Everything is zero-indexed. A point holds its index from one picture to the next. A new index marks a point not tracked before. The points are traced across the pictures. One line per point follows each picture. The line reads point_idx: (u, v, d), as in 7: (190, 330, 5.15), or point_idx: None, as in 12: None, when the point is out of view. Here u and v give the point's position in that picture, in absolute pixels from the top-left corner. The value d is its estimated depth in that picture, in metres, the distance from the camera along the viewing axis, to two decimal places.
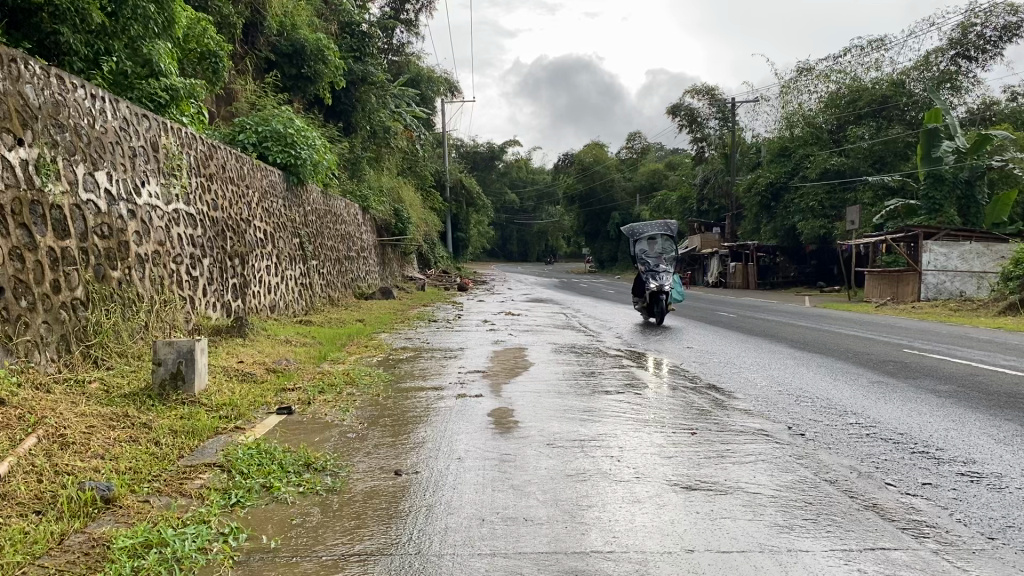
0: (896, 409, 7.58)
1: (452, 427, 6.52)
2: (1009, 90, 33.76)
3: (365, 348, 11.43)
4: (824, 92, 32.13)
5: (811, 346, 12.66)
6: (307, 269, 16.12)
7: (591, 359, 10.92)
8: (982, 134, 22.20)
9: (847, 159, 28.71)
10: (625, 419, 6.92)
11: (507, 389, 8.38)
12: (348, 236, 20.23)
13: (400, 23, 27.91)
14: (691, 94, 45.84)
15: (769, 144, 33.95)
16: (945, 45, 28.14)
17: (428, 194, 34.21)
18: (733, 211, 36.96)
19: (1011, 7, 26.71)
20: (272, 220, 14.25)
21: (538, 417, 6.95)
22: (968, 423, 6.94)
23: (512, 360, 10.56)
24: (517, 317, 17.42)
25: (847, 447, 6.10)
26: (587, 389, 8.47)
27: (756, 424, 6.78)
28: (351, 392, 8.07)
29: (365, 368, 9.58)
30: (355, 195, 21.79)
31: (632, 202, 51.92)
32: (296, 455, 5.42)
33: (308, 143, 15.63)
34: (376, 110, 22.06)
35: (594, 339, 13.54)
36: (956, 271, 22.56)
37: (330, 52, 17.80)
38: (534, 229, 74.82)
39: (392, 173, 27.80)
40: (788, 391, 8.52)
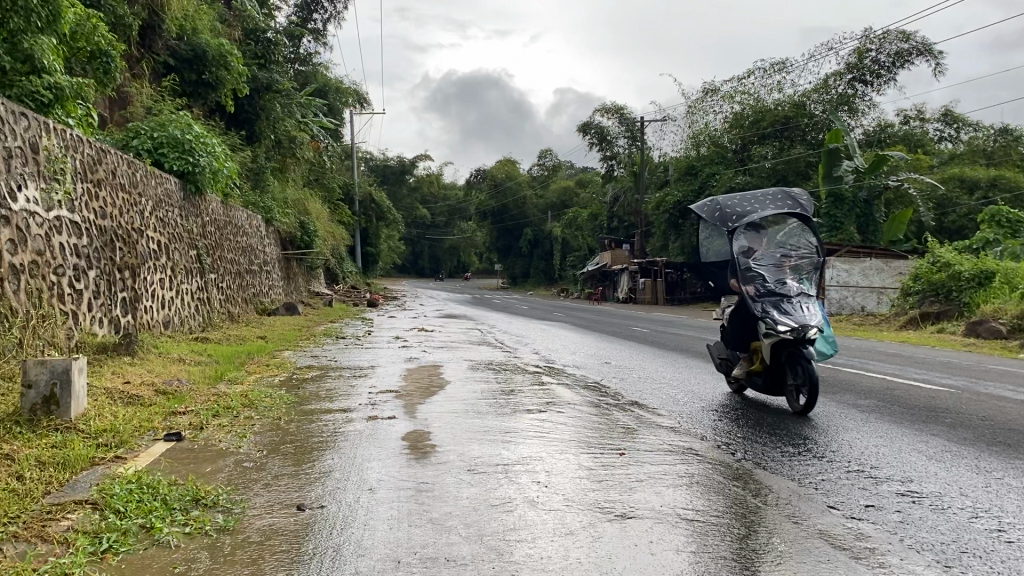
0: (823, 425, 7.37)
1: (362, 453, 5.95)
2: (901, 114, 35.23)
3: (267, 367, 10.71)
4: (729, 112, 32.78)
5: None
6: (205, 282, 15.17)
7: (509, 376, 10.47)
8: (876, 155, 22.65)
9: (752, 178, 29.33)
10: (549, 441, 6.48)
11: (422, 410, 7.83)
12: (250, 249, 19.25)
13: (308, 32, 27.05)
14: (600, 113, 46.31)
15: (677, 163, 34.45)
16: (843, 69, 29.10)
17: (336, 207, 33.21)
18: (642, 227, 37.33)
19: (903, 34, 27.74)
20: (166, 230, 13.29)
21: (455, 439, 6.44)
22: (896, 440, 6.75)
23: (427, 378, 9.99)
24: (430, 333, 16.87)
25: (781, 467, 5.77)
26: (508, 409, 8.00)
27: (684, 444, 6.43)
28: (250, 416, 7.40)
29: (265, 389, 8.87)
30: (258, 206, 20.84)
31: (543, 218, 52.07)
32: (183, 489, 4.77)
33: (208, 150, 14.74)
34: (284, 120, 21.25)
35: (511, 355, 13.11)
36: (857, 287, 23.21)
37: (233, 57, 16.88)
38: (445, 245, 74.21)
39: (298, 186, 26.86)
40: (712, 408, 8.23)
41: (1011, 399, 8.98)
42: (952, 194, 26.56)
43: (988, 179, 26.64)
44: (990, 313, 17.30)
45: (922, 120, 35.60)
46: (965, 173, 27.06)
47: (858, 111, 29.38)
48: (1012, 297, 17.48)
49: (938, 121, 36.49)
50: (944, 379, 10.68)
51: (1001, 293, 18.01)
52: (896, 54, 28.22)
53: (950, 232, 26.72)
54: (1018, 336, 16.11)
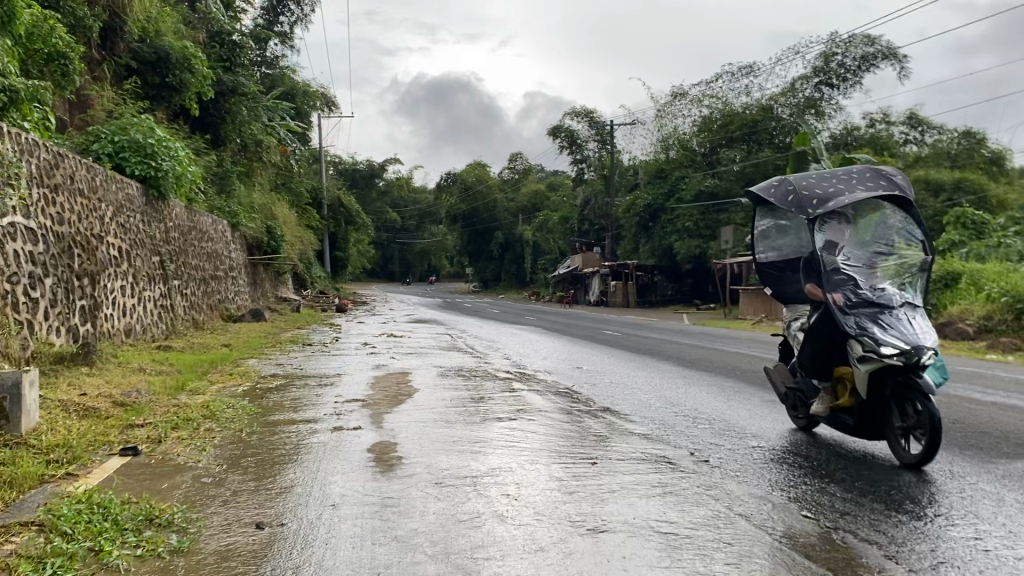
0: (795, 430, 7.29)
1: (327, 466, 5.76)
2: (868, 117, 35.61)
3: (231, 376, 10.45)
4: (697, 115, 32.89)
5: (699, 365, 12.49)
6: (169, 289, 14.83)
7: (478, 382, 10.32)
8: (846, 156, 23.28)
9: (721, 182, 29.45)
10: (519, 450, 6.33)
11: (389, 419, 7.65)
12: (215, 254, 18.91)
13: (275, 35, 26.71)
14: (571, 117, 46.41)
15: (647, 166, 34.51)
16: (809, 73, 29.31)
17: (304, 212, 32.83)
18: (613, 231, 37.37)
19: (869, 38, 28.01)
20: (127, 236, 12.96)
21: (422, 451, 6.26)
22: (868, 445, 6.70)
23: (395, 386, 9.79)
24: (399, 339, 16.64)
25: (754, 475, 5.66)
26: (477, 417, 7.86)
27: (656, 451, 6.32)
28: (211, 428, 7.17)
29: (227, 399, 8.63)
30: (224, 211, 20.50)
31: (514, 222, 51.98)
32: (137, 508, 4.56)
33: (171, 154, 14.41)
34: (251, 124, 20.90)
35: (482, 360, 12.96)
36: None
37: (197, 60, 16.56)
38: (416, 250, 73.89)
39: (264, 190, 26.50)
40: (683, 412, 8.15)
41: (982, 401, 8.97)
42: (918, 196, 26.84)
43: (952, 181, 26.95)
44: (957, 315, 17.44)
45: (888, 123, 35.98)
46: (931, 175, 27.36)
47: (825, 115, 29.62)
48: (979, 299, 17.65)
49: (904, 124, 36.91)
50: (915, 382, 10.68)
51: (968, 295, 18.19)
52: (861, 58, 28.45)
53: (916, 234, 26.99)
54: (985, 338, 16.24)
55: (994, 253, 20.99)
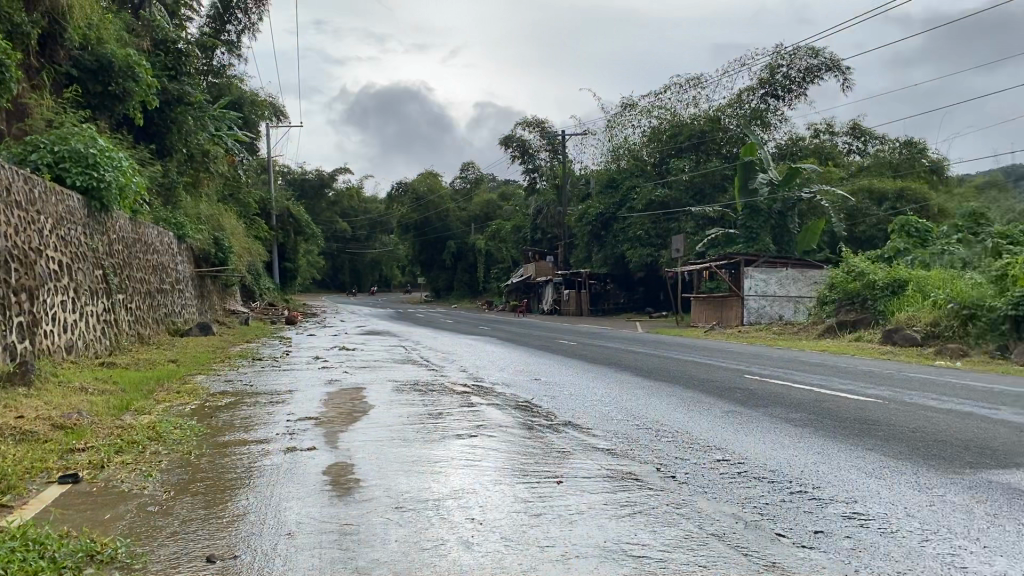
0: (758, 442, 7.21)
1: (281, 491, 5.50)
2: (813, 127, 36.28)
3: (178, 395, 10.05)
4: (646, 126, 33.06)
5: (657, 375, 12.43)
6: (112, 304, 14.33)
7: (435, 397, 10.07)
8: (790, 166, 23.69)
9: (670, 191, 29.64)
10: (481, 469, 6.13)
11: (345, 438, 7.39)
12: (160, 267, 18.38)
13: (221, 44, 26.16)
14: (522, 126, 46.47)
15: (598, 176, 34.58)
16: (755, 84, 29.75)
17: (252, 222, 32.21)
18: (565, 240, 37.41)
19: (813, 50, 28.63)
20: (68, 249, 12.46)
21: (380, 472, 6.03)
22: (833, 455, 6.65)
23: (349, 403, 9.50)
24: (352, 352, 16.29)
25: (723, 491, 5.55)
26: (435, 434, 7.63)
27: (622, 467, 6.17)
28: (157, 451, 6.83)
29: (174, 419, 8.26)
30: (169, 222, 19.95)
31: (466, 231, 51.82)
32: (78, 544, 4.25)
33: (114, 164, 13.92)
34: (197, 134, 20.34)
35: (438, 374, 12.71)
36: (775, 296, 23.63)
37: (141, 68, 16.15)
38: (367, 259, 73.31)
39: (211, 201, 25.90)
40: (645, 425, 8.03)
41: (937, 409, 9.03)
42: (862, 205, 27.32)
43: (895, 190, 27.49)
44: (904, 322, 17.73)
45: (831, 133, 36.65)
46: (875, 185, 27.88)
47: (771, 125, 30.12)
48: (925, 305, 17.97)
49: (847, 135, 37.66)
50: (868, 389, 10.73)
51: (914, 301, 18.52)
52: (806, 70, 29.07)
53: (861, 241, 27.47)
54: (932, 343, 16.52)
55: (938, 260, 21.41)
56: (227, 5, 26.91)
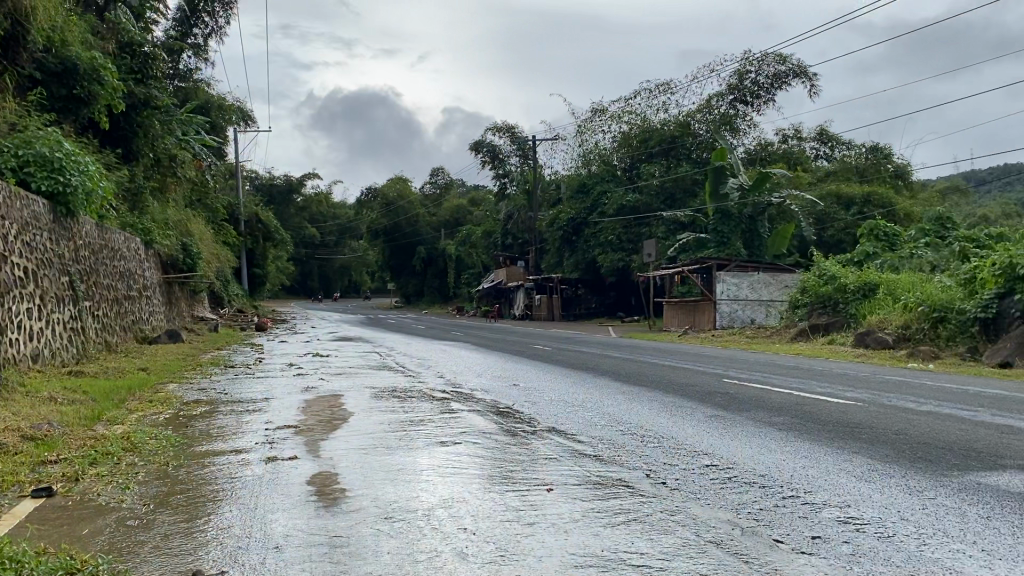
0: (745, 446, 7.18)
1: (266, 502, 5.36)
2: (782, 133, 36.59)
3: (150, 404, 9.79)
4: (617, 131, 33.12)
5: (636, 379, 12.37)
6: (79, 311, 13.98)
7: (414, 404, 9.90)
8: (761, 171, 23.83)
9: (641, 196, 29.71)
10: (470, 478, 6.01)
11: (326, 447, 7.23)
12: (127, 273, 17.99)
13: (188, 47, 25.74)
14: (493, 132, 46.42)
15: (569, 180, 34.57)
16: (725, 90, 29.99)
17: (219, 227, 31.73)
18: (536, 245, 37.34)
19: (780, 57, 28.97)
20: (33, 255, 12.13)
21: (366, 481, 5.90)
22: (821, 460, 6.63)
23: (327, 410, 9.31)
24: (325, 359, 16.06)
25: (716, 496, 5.49)
26: (419, 442, 7.49)
27: (613, 474, 6.10)
28: (133, 462, 6.63)
29: (148, 429, 8.04)
30: (136, 228, 19.55)
31: (436, 237, 51.57)
32: (56, 561, 4.08)
33: (81, 169, 13.61)
34: (164, 138, 19.94)
35: (415, 380, 12.53)
36: (747, 300, 23.69)
37: (107, 72, 15.83)
38: (336, 266, 72.72)
39: (178, 206, 25.46)
40: (629, 430, 7.97)
41: (917, 410, 9.07)
42: (830, 209, 27.52)
43: (863, 195, 27.79)
44: (876, 325, 17.89)
45: (799, 139, 37.00)
46: (843, 189, 28.16)
47: (740, 131, 30.36)
48: (896, 308, 18.15)
49: (815, 140, 38.05)
50: (846, 392, 10.77)
51: (886, 304, 18.70)
52: (774, 76, 29.38)
53: (830, 246, 27.69)
54: (904, 346, 16.68)
55: (907, 263, 21.65)
56: (193, 8, 26.51)
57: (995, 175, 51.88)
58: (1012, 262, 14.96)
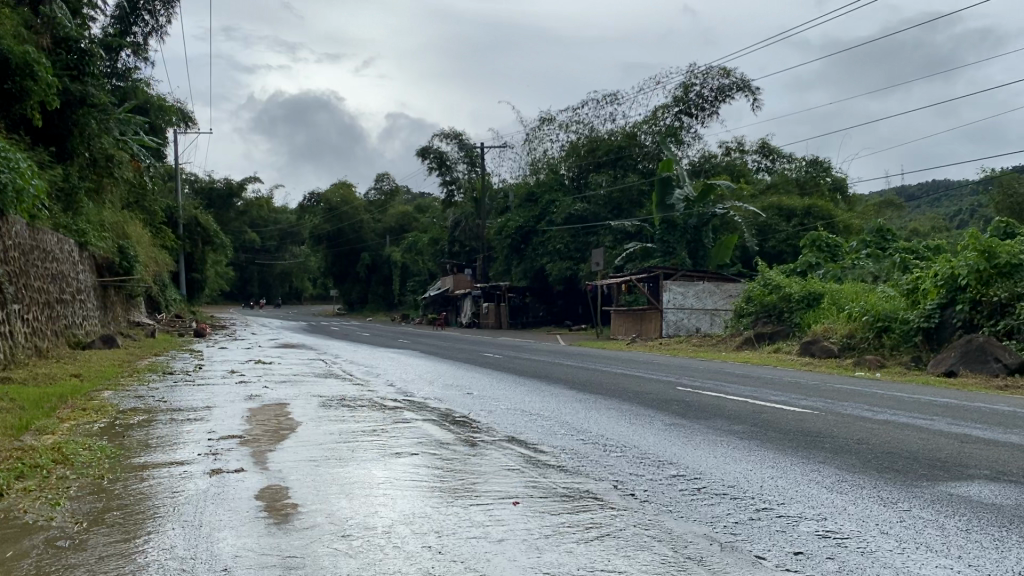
0: (709, 455, 6.99)
1: (213, 518, 4.98)
2: (725, 145, 36.99)
3: (84, 413, 9.23)
4: (565, 140, 33.06)
5: (589, 387, 12.11)
6: (8, 314, 13.20)
7: (365, 414, 9.48)
8: (706, 183, 23.99)
9: (589, 205, 29.61)
10: (429, 492, 5.69)
11: (274, 458, 6.84)
12: (59, 275, 17.15)
13: (127, 45, 24.79)
14: (439, 138, 45.99)
15: (517, 189, 34.34)
16: (670, 102, 30.15)
17: (157, 230, 30.67)
18: (483, 253, 37.07)
19: (725, 70, 29.24)
20: None
21: (318, 496, 5.51)
22: (789, 470, 6.47)
23: (274, 420, 8.87)
24: (268, 367, 15.48)
25: (689, 509, 5.26)
26: (374, 453, 7.13)
27: (580, 486, 5.84)
28: (64, 475, 6.18)
29: (80, 440, 7.53)
30: (67, 228, 18.62)
31: (381, 243, 50.88)
32: None
33: (10, 165, 12.77)
34: (100, 137, 19.09)
35: (364, 389, 12.08)
36: (693, 309, 23.69)
37: (41, 67, 14.55)
38: (277, 273, 71.36)
39: (114, 208, 24.45)
40: (590, 440, 7.71)
41: (873, 419, 9.01)
42: (772, 220, 27.67)
43: (804, 206, 28.04)
44: (821, 334, 17.95)
45: (742, 151, 37.43)
46: (785, 201, 28.37)
47: (683, 143, 30.58)
48: (841, 317, 18.28)
49: (756, 152, 38.45)
50: (802, 400, 10.65)
51: (830, 314, 18.83)
52: (718, 89, 29.64)
53: (772, 256, 27.91)
54: (848, 355, 16.74)
55: (850, 273, 21.92)
56: (133, 6, 25.60)
57: (923, 191, 53.30)
58: (953, 274, 15.17)
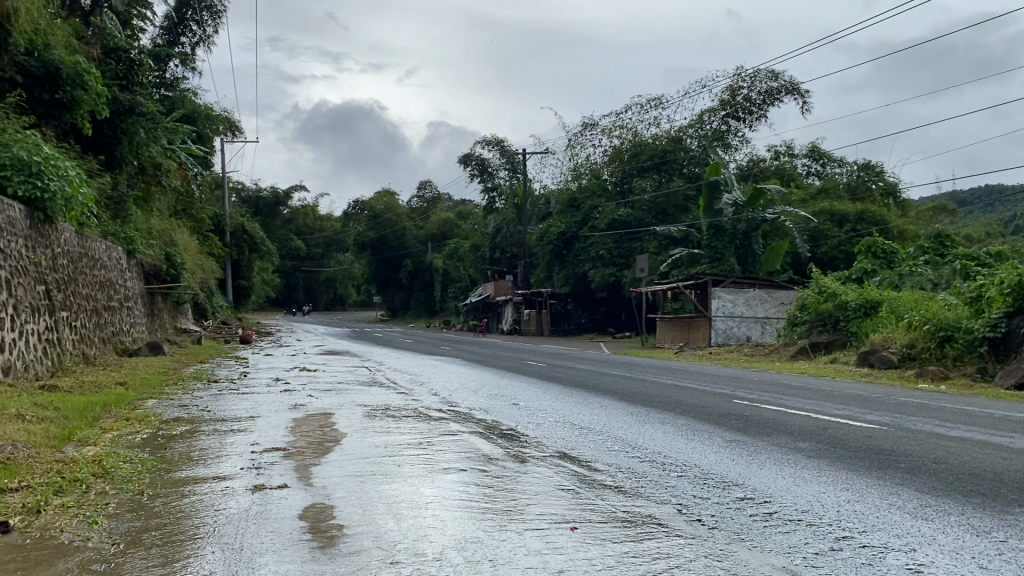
0: (776, 476, 6.57)
1: (253, 542, 4.70)
2: (773, 149, 36.23)
3: (127, 423, 9.08)
4: (610, 146, 32.61)
5: (640, 399, 11.67)
6: (56, 322, 13.10)
7: (408, 425, 9.19)
8: (755, 187, 23.32)
9: (634, 211, 29.10)
10: (480, 514, 5.35)
11: (319, 473, 6.55)
12: (107, 283, 17.19)
13: (177, 54, 24.88)
14: (482, 146, 45.96)
15: (560, 195, 33.92)
16: (717, 105, 29.54)
17: (205, 238, 30.82)
18: (526, 259, 36.72)
19: (772, 74, 28.66)
20: (8, 264, 11.18)
21: (365, 517, 5.22)
22: (867, 493, 6.01)
23: (319, 431, 8.61)
24: (313, 373, 15.31)
25: (762, 538, 4.86)
26: (421, 468, 6.82)
27: (640, 509, 5.49)
28: (104, 490, 5.97)
29: (122, 452, 7.34)
30: (117, 236, 18.65)
31: (423, 250, 50.83)
32: None
33: (60, 173, 12.61)
34: (149, 146, 19.15)
35: (407, 398, 11.81)
36: (742, 317, 23.12)
37: (91, 76, 14.45)
38: (321, 279, 71.80)
39: (162, 216, 24.56)
40: (647, 457, 7.32)
41: (949, 436, 8.46)
42: (823, 225, 26.97)
43: (856, 212, 27.24)
44: (879, 343, 17.30)
45: (791, 155, 36.60)
46: (836, 206, 27.59)
47: (731, 147, 29.92)
48: (899, 327, 17.55)
49: (806, 156, 37.60)
50: (867, 415, 10.11)
51: (889, 322, 18.13)
52: (765, 92, 29.04)
53: (823, 263, 27.17)
54: (908, 366, 16.07)
55: (907, 280, 21.16)
56: (181, 16, 25.75)
57: (975, 196, 51.81)
58: (1021, 281, 14.46)
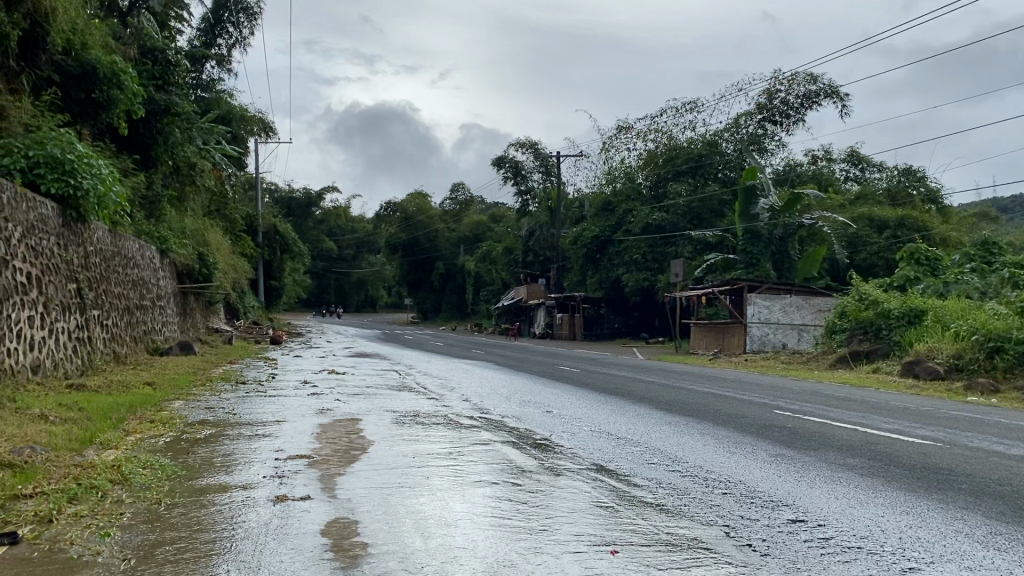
0: (828, 496, 6.15)
1: (270, 560, 4.40)
2: (811, 152, 35.41)
3: (152, 425, 8.86)
4: (645, 149, 32.09)
5: (677, 408, 11.25)
6: (86, 319, 12.96)
7: (437, 433, 8.87)
8: (793, 193, 22.76)
9: (668, 214, 28.53)
10: (513, 533, 5.01)
11: (343, 484, 6.26)
12: (140, 282, 17.14)
13: (213, 56, 24.82)
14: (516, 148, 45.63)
15: (594, 198, 33.46)
16: (754, 109, 28.92)
17: (238, 238, 30.81)
18: (558, 262, 36.27)
19: (812, 77, 28.01)
20: (38, 261, 11.02)
21: (390, 534, 4.90)
22: (929, 517, 5.57)
23: (345, 438, 8.32)
24: (342, 376, 15.03)
25: (820, 568, 4.45)
26: (451, 480, 6.50)
27: (685, 531, 5.11)
28: (120, 498, 5.71)
29: (144, 456, 7.10)
30: (149, 234, 18.54)
31: (456, 252, 50.58)
32: None
33: (95, 171, 12.41)
34: (184, 146, 19.08)
35: (438, 404, 11.48)
36: (779, 324, 22.50)
37: (127, 76, 14.27)
38: (353, 280, 71.88)
39: (195, 216, 24.47)
40: (689, 472, 6.92)
41: (1009, 455, 7.95)
42: (862, 231, 26.21)
43: (896, 218, 26.49)
44: (925, 353, 16.53)
45: (829, 160, 35.76)
46: (876, 212, 26.82)
47: (768, 151, 29.26)
48: (946, 336, 16.84)
49: (845, 161, 36.66)
50: (918, 430, 9.59)
51: (934, 331, 17.39)
52: (804, 95, 28.36)
53: (862, 269, 26.46)
54: (955, 377, 15.33)
55: (952, 288, 20.47)
56: (219, 18, 25.71)
57: (1019, 203, 50.37)
58: None
